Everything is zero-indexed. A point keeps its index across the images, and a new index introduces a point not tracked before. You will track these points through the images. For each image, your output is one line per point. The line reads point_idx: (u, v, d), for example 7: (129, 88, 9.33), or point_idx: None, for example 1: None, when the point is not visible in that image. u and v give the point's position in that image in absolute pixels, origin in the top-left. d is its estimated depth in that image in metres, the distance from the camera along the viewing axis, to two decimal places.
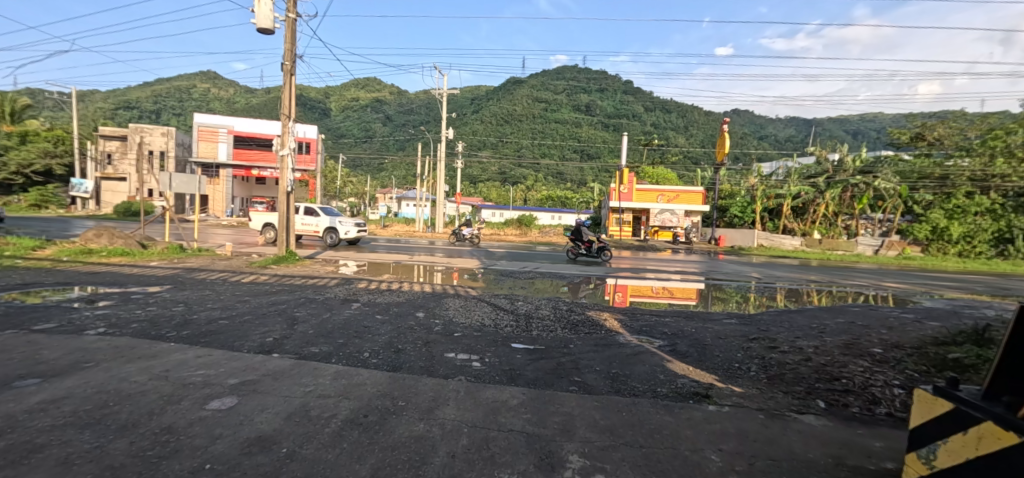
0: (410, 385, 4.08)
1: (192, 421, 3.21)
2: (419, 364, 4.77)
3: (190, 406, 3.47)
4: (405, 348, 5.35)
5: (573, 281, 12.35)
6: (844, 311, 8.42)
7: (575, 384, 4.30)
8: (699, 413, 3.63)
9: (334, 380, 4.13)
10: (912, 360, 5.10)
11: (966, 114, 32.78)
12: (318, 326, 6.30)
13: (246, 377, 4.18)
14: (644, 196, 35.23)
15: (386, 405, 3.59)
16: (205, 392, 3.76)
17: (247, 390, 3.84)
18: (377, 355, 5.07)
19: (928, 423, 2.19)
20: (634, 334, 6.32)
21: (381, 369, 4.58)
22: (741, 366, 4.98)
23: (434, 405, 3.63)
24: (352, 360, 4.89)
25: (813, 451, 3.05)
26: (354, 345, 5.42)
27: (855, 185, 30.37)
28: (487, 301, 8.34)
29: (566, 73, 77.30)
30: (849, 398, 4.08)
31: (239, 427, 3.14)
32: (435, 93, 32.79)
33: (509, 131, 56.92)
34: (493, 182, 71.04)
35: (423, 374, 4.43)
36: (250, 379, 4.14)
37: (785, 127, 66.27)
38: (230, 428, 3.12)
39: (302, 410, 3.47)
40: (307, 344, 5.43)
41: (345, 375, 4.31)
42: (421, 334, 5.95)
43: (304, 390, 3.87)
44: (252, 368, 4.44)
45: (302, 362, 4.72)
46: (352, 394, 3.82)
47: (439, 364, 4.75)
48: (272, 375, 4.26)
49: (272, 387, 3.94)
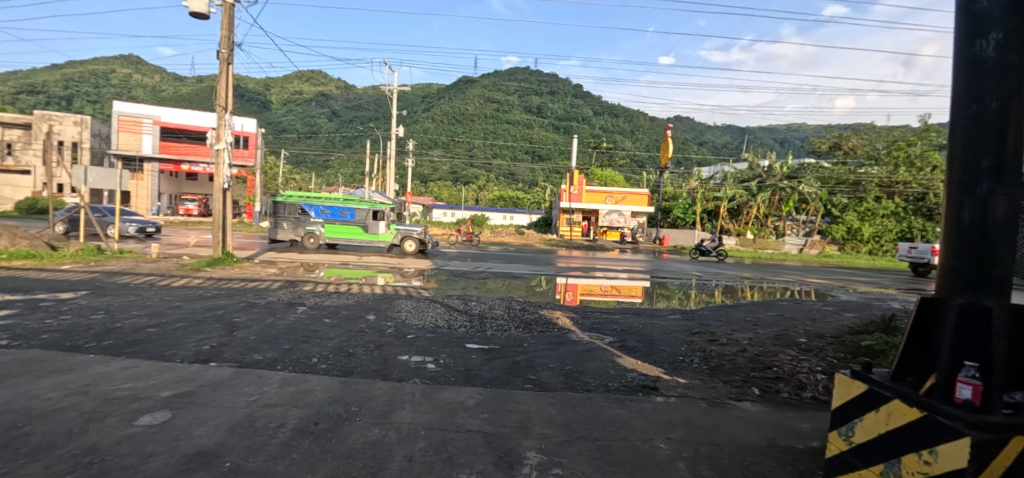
0: (364, 389, 4.02)
1: (121, 439, 3.01)
2: (371, 368, 4.70)
3: (117, 423, 3.24)
4: (356, 351, 5.25)
5: (526, 281, 12.49)
6: (775, 305, 9.16)
7: (530, 382, 4.41)
8: (648, 405, 3.85)
9: (280, 388, 4.00)
10: (834, 347, 5.67)
11: (874, 127, 36.46)
12: (261, 332, 6.02)
13: (181, 388, 3.95)
14: (593, 197, 35.90)
15: (338, 412, 3.53)
16: (133, 408, 3.52)
17: (183, 403, 3.64)
18: (326, 359, 4.94)
19: (846, 404, 2.47)
20: (585, 331, 6.53)
21: (332, 375, 4.46)
22: (684, 359, 5.29)
23: (390, 410, 3.61)
24: (301, 366, 4.74)
25: (750, 436, 3.32)
26: (302, 351, 5.25)
27: (782, 189, 32.66)
28: (440, 302, 8.31)
29: (518, 75, 78.44)
30: (780, 385, 4.47)
31: (175, 443, 2.98)
32: (384, 91, 31.87)
33: (461, 131, 56.62)
34: (445, 182, 70.01)
35: (376, 378, 4.38)
36: (186, 391, 3.92)
37: (722, 134, 71.04)
38: (165, 444, 2.96)
39: (245, 421, 3.33)
40: (248, 351, 5.19)
41: (292, 382, 4.18)
42: (372, 337, 5.85)
43: (248, 400, 3.72)
44: (188, 379, 4.20)
45: (244, 370, 4.52)
46: (300, 402, 3.71)
47: (392, 367, 4.71)
48: (211, 385, 4.05)
49: (211, 398, 3.75)
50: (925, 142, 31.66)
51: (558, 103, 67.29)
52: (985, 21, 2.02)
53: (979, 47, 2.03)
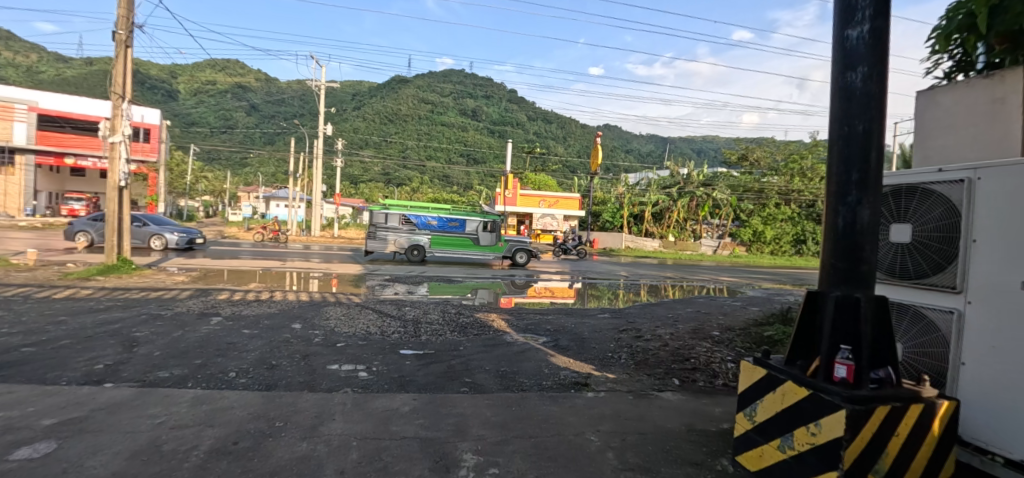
0: (290, 402, 3.83)
1: None
2: (297, 380, 4.50)
3: None
4: (280, 363, 4.99)
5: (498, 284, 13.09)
6: (693, 302, 9.94)
7: (466, 385, 4.46)
8: (580, 401, 4.05)
9: (192, 407, 3.70)
10: (742, 338, 6.27)
11: (774, 141, 40.69)
12: (167, 347, 5.53)
13: (68, 415, 3.54)
14: (527, 201, 36.40)
15: (261, 428, 3.34)
16: (8, 440, 3.11)
17: (71, 431, 3.26)
18: (246, 373, 4.66)
19: (748, 388, 2.79)
20: (520, 332, 6.68)
21: (253, 389, 4.22)
22: (613, 355, 5.60)
23: (319, 421, 3.46)
24: (218, 382, 4.43)
25: (671, 422, 3.62)
26: (218, 365, 4.91)
27: (698, 195, 35.12)
28: (372, 308, 8.09)
29: (452, 77, 78.22)
30: (697, 375, 4.88)
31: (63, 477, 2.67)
32: (311, 86, 30.37)
33: (393, 131, 55.26)
34: (376, 183, 67.84)
35: (303, 390, 4.20)
36: (75, 417, 3.51)
37: (647, 143, 75.55)
38: None
39: (151, 446, 3.06)
40: (153, 369, 4.74)
41: (207, 399, 3.88)
42: (298, 347, 5.59)
43: (153, 423, 3.41)
44: (78, 403, 3.77)
45: (147, 390, 4.13)
46: (217, 421, 3.46)
47: (321, 378, 4.55)
48: (107, 409, 3.67)
49: (107, 423, 3.40)
50: (814, 156, 35.96)
51: (493, 107, 68.04)
52: (852, 58, 2.40)
53: (849, 79, 2.41)
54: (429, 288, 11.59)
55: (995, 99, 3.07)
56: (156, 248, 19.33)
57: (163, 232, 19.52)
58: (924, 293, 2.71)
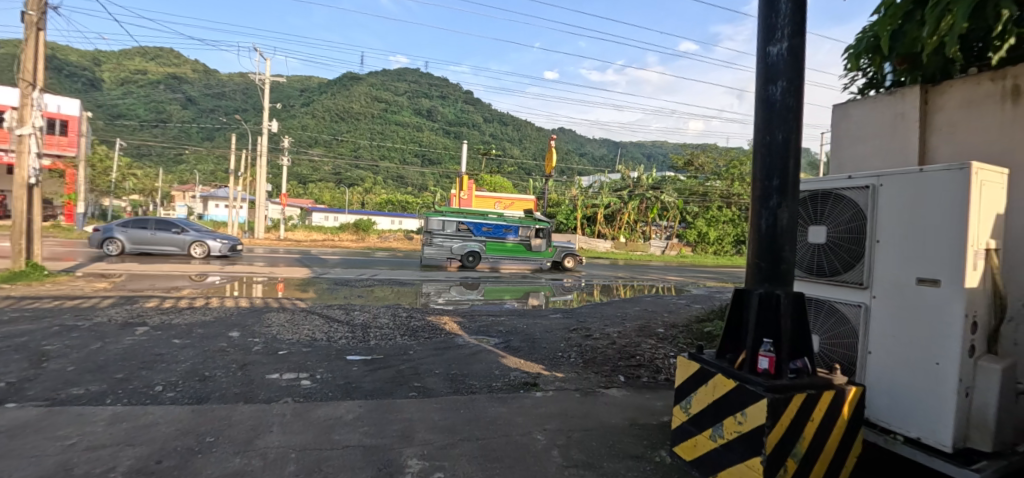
0: (224, 415, 3.62)
1: None
2: (232, 391, 4.28)
3: None
4: (214, 374, 4.73)
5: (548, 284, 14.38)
6: (642, 300, 10.30)
7: (414, 390, 4.41)
8: (528, 400, 4.10)
9: (111, 426, 3.43)
10: (685, 334, 6.57)
11: (716, 148, 42.99)
12: (83, 361, 5.09)
13: None
14: (482, 203, 36.37)
15: (190, 444, 3.14)
16: None
17: None
18: (175, 387, 4.37)
19: (683, 382, 2.92)
20: (472, 335, 6.67)
21: (182, 404, 3.96)
22: (563, 355, 5.70)
23: (255, 434, 3.30)
24: (142, 397, 4.14)
25: (615, 417, 3.75)
26: (142, 379, 4.58)
27: (648, 198, 36.44)
28: (318, 313, 7.81)
29: (407, 75, 77.10)
30: (641, 371, 5.06)
31: None
32: (254, 80, 28.97)
33: (345, 129, 53.81)
34: (327, 183, 65.53)
35: (239, 402, 4.00)
36: None
37: (599, 147, 77.65)
38: None
39: (61, 469, 2.80)
40: (65, 386, 4.35)
41: (129, 416, 3.61)
42: (235, 357, 5.31)
43: (63, 445, 3.12)
44: None
45: (59, 408, 3.79)
46: (139, 439, 3.22)
47: (259, 388, 4.35)
48: (9, 432, 3.33)
49: (8, 448, 3.08)
50: None
51: (448, 107, 67.69)
52: (773, 72, 2.58)
53: (771, 92, 2.58)
54: (484, 292, 11.97)
55: (896, 115, 3.52)
56: (197, 255, 17.88)
57: (204, 239, 18.08)
58: (836, 289, 2.95)
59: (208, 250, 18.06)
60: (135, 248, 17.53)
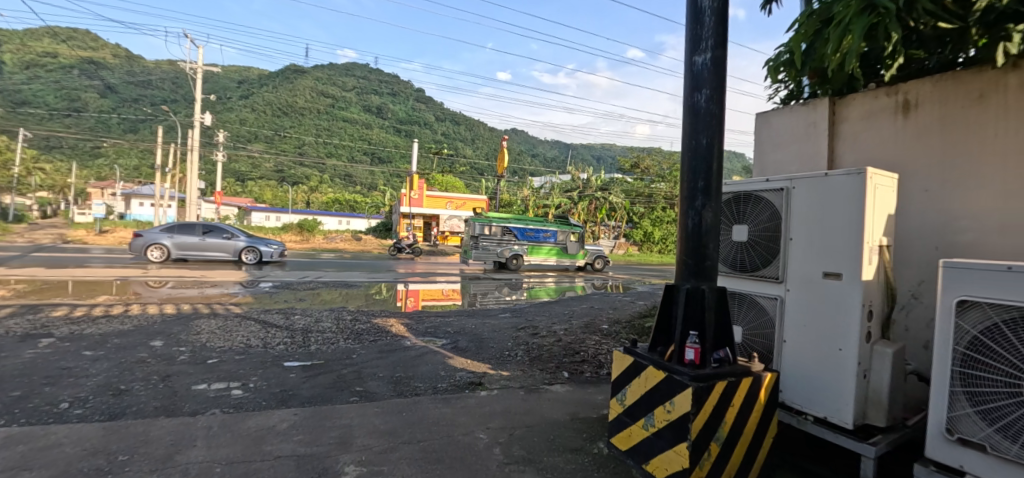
0: (141, 430, 3.36)
1: None
2: (152, 405, 3.98)
3: None
4: (132, 388, 4.38)
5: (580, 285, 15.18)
6: (590, 298, 10.55)
7: (355, 394, 4.30)
8: (473, 400, 4.11)
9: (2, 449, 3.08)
10: (627, 330, 6.83)
11: (660, 151, 44.82)
12: None
13: None
14: (433, 203, 35.78)
15: (99, 465, 2.89)
16: None
17: None
18: (85, 403, 4.01)
19: (619, 375, 3.03)
20: (418, 336, 6.58)
21: (91, 422, 3.63)
22: (510, 353, 5.75)
23: (176, 450, 3.09)
24: (43, 416, 3.76)
25: (557, 413, 3.83)
26: (44, 395, 4.16)
27: (597, 198, 37.29)
28: (254, 319, 7.42)
29: (355, 71, 74.96)
30: (585, 366, 5.20)
31: None
32: (185, 69, 27.11)
33: (289, 125, 51.72)
34: (268, 181, 62.27)
35: (160, 416, 3.72)
36: None
37: (551, 149, 78.88)
38: None
39: None
40: None
41: (26, 437, 3.26)
42: (157, 368, 4.95)
43: None
44: None
45: None
46: (38, 461, 2.92)
47: (185, 401, 4.07)
48: None
49: None
50: None
51: (398, 105, 66.42)
52: (699, 80, 2.73)
53: (697, 98, 2.73)
54: (528, 292, 12.84)
55: (810, 123, 4.20)
56: (248, 261, 16.98)
57: (256, 244, 17.32)
58: (756, 283, 3.16)
59: (260, 256, 17.22)
60: (180, 255, 16.28)
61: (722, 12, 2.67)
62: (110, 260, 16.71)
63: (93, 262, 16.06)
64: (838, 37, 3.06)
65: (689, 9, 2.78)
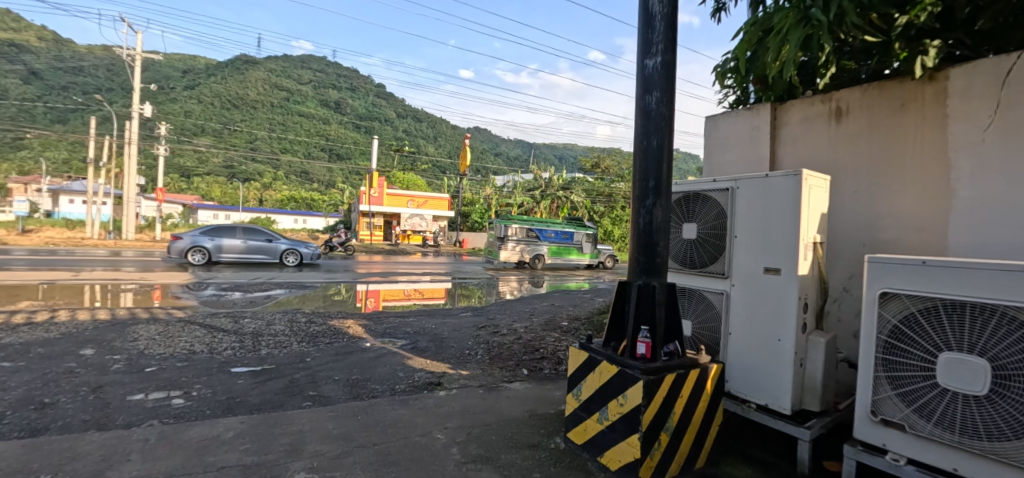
0: (68, 446, 3.12)
1: None
2: (81, 419, 3.70)
3: None
4: (59, 400, 4.06)
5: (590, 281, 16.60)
6: (551, 296, 10.69)
7: (308, 399, 4.17)
8: (431, 400, 4.08)
9: None
10: (586, 326, 6.96)
11: (620, 152, 45.95)
12: None
13: None
14: (394, 201, 34.91)
15: None
16: None
17: None
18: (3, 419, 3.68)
19: (575, 370, 3.08)
20: (376, 338, 6.45)
21: (9, 439, 3.33)
22: (470, 352, 5.74)
23: (108, 465, 2.89)
24: None
25: (515, 410, 3.85)
26: None
27: (559, 197, 37.69)
28: (200, 323, 7.05)
29: (311, 64, 72.53)
30: (544, 363, 5.26)
31: None
32: (122, 57, 25.42)
33: (239, 118, 49.78)
34: (217, 176, 59.11)
35: (91, 430, 3.47)
36: None
37: (514, 147, 79.21)
38: None
39: None
40: None
41: None
42: (89, 379, 4.61)
43: None
44: None
45: None
46: None
47: (120, 413, 3.82)
48: None
49: None
50: None
51: (358, 100, 64.87)
52: (649, 83, 2.81)
53: (648, 101, 2.82)
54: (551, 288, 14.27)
55: (754, 127, 4.43)
56: (291, 263, 17.59)
57: (296, 247, 18.00)
58: (702, 279, 3.30)
59: (300, 258, 17.91)
60: (227, 258, 16.33)
61: (671, 19, 2.77)
62: (34, 261, 15.41)
63: (15, 264, 14.73)
64: (777, 46, 3.24)
65: (641, 14, 2.87)
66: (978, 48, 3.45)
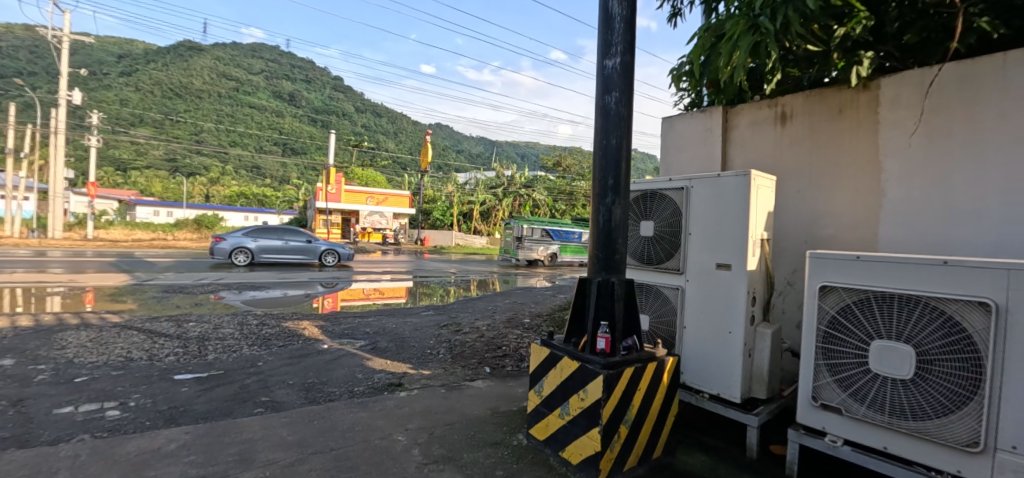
0: None
1: None
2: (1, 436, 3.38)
3: None
4: None
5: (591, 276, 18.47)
6: (513, 293, 10.75)
7: (261, 405, 4.00)
8: (391, 402, 4.00)
9: None
10: (548, 323, 7.04)
11: (581, 151, 46.78)
12: None
13: None
14: (353, 197, 33.92)
15: None
16: None
17: None
18: None
19: (537, 367, 3.10)
20: (334, 339, 6.27)
21: None
22: (431, 351, 5.67)
23: None
24: None
25: (477, 409, 3.84)
26: None
27: (521, 195, 37.87)
28: (139, 328, 6.60)
29: (263, 53, 69.30)
30: (506, 360, 5.27)
31: None
32: (47, 38, 23.44)
33: (182, 108, 46.94)
34: (159, 170, 55.53)
35: (11, 449, 3.17)
36: None
37: (476, 145, 78.93)
38: None
39: None
40: None
41: None
42: (10, 391, 4.22)
43: None
44: None
45: None
46: None
47: (47, 428, 3.51)
48: None
49: None
50: None
51: (313, 93, 62.63)
52: (608, 83, 2.86)
53: (608, 100, 2.86)
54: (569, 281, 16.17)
55: (707, 129, 4.60)
56: (329, 263, 17.68)
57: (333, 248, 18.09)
58: (658, 274, 3.40)
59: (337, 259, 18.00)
60: (268, 257, 16.37)
61: (629, 21, 2.82)
62: None
63: None
64: (728, 51, 3.38)
65: (601, 15, 2.91)
66: (905, 59, 3.74)
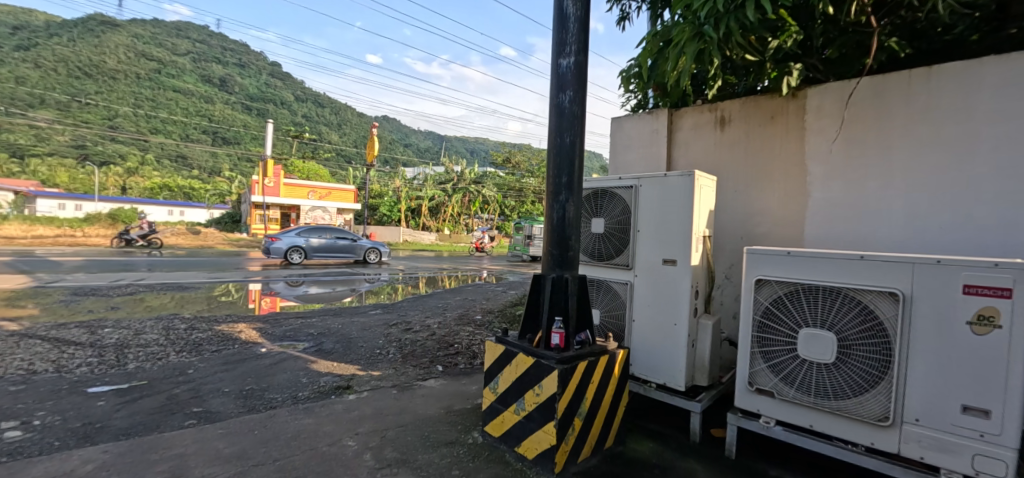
0: None
1: None
2: None
3: None
4: None
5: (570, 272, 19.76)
6: (464, 290, 10.67)
7: (193, 416, 3.70)
8: (339, 406, 3.83)
9: None
10: (499, 319, 7.06)
11: (530, 148, 47.13)
12: None
13: None
14: (292, 192, 32.24)
15: None
16: None
17: None
18: None
19: (491, 364, 3.08)
20: (275, 342, 5.92)
21: None
22: (381, 352, 5.50)
23: None
24: None
25: (430, 409, 3.77)
26: None
27: (470, 192, 37.46)
28: (43, 336, 5.87)
29: (188, 33, 63.71)
30: (458, 358, 5.21)
31: None
32: None
33: (91, 90, 42.38)
34: (64, 157, 49.70)
35: None
36: None
37: (424, 139, 77.23)
38: None
39: None
40: None
41: None
42: None
43: None
44: None
45: None
46: None
47: None
48: None
49: None
50: None
51: (247, 79, 58.50)
52: (563, 82, 2.88)
53: (561, 99, 2.88)
54: None
55: (653, 130, 4.77)
56: (376, 261, 18.23)
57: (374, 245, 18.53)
58: (607, 269, 3.49)
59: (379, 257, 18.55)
60: (326, 259, 16.68)
61: (583, 21, 2.86)
62: None
63: None
64: (675, 56, 3.52)
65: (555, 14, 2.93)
66: (826, 73, 4.08)
